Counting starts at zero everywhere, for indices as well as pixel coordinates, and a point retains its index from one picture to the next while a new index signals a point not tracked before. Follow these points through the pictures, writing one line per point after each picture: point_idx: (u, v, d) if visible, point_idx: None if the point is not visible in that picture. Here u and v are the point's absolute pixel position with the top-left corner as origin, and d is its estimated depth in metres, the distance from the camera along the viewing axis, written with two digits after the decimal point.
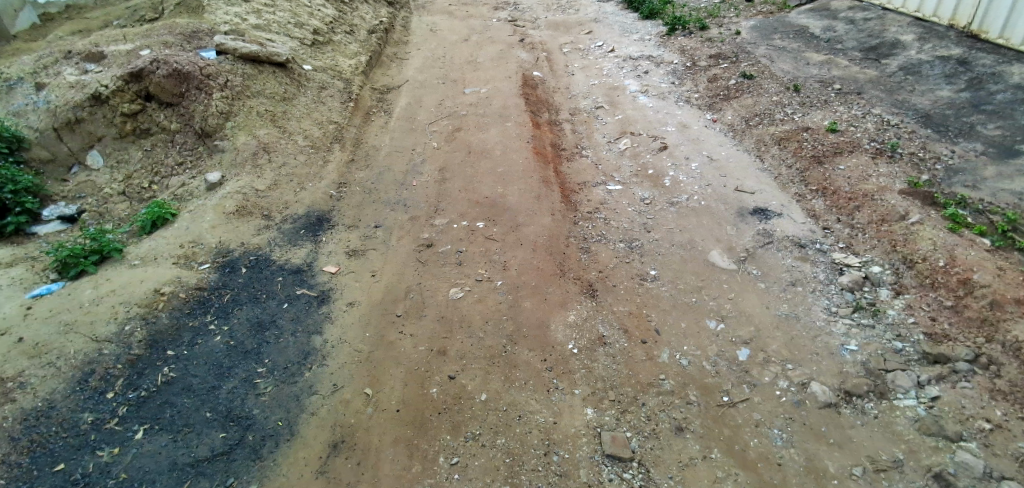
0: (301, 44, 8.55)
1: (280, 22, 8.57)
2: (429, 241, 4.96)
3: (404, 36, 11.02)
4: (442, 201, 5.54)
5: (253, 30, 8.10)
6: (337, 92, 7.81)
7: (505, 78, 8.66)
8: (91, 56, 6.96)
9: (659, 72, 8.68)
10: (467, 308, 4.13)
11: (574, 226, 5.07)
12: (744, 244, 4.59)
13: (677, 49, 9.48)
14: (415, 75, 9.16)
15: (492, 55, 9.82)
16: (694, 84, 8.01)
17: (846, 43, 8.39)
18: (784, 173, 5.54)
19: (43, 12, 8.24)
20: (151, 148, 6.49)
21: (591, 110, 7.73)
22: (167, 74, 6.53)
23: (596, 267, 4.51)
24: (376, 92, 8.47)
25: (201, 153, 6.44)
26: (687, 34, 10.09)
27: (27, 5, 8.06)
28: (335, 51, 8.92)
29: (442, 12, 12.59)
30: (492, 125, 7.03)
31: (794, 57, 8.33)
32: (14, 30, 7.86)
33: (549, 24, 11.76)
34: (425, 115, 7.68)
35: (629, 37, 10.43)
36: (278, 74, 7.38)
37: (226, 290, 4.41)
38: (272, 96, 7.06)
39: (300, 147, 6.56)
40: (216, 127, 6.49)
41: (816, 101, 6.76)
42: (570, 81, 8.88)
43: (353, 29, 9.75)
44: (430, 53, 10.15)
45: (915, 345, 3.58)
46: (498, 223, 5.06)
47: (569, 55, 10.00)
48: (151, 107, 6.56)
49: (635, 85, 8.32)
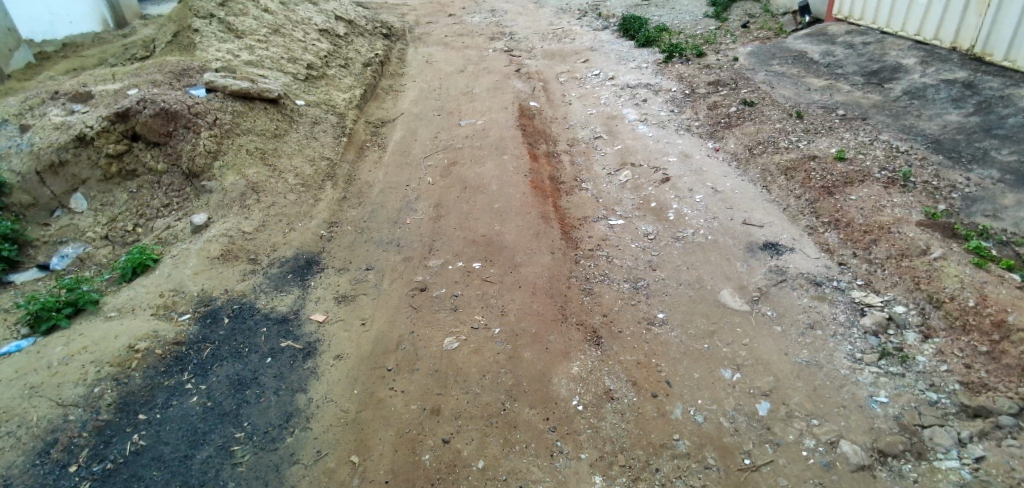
0: (295, 79, 8.41)
1: (273, 58, 8.46)
2: (423, 284, 4.71)
3: (399, 68, 10.97)
4: (437, 240, 5.31)
5: (245, 66, 7.98)
6: (330, 127, 7.64)
7: (501, 109, 8.52)
8: (78, 96, 6.78)
9: (657, 100, 8.56)
10: (463, 360, 3.85)
11: (575, 265, 4.82)
12: (756, 283, 4.36)
13: (675, 76, 9.38)
14: (410, 108, 9.02)
15: (488, 86, 9.71)
16: (694, 112, 7.87)
17: (846, 67, 8.30)
18: (792, 204, 5.32)
19: (39, 51, 8.30)
20: (137, 190, 6.28)
21: (590, 140, 7.56)
22: (153, 114, 6.32)
23: (600, 310, 4.24)
24: (371, 125, 8.31)
25: (189, 194, 6.19)
26: (684, 60, 10.05)
27: (22, 45, 8.03)
28: (329, 86, 8.81)
29: (438, 44, 12.62)
30: (488, 159, 6.84)
31: (794, 82, 8.22)
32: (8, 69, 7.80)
33: (545, 53, 11.73)
34: (420, 148, 7.50)
35: (627, 65, 10.36)
36: (269, 112, 7.20)
37: (206, 344, 4.14)
38: (262, 134, 6.87)
39: (290, 185, 6.30)
40: (204, 167, 6.24)
41: (821, 128, 6.62)
42: (567, 110, 8.75)
43: (347, 63, 9.70)
44: (426, 85, 10.07)
45: (951, 397, 3.29)
46: (495, 264, 4.82)
47: (566, 85, 9.89)
48: (138, 147, 6.35)
49: (634, 113, 8.18)
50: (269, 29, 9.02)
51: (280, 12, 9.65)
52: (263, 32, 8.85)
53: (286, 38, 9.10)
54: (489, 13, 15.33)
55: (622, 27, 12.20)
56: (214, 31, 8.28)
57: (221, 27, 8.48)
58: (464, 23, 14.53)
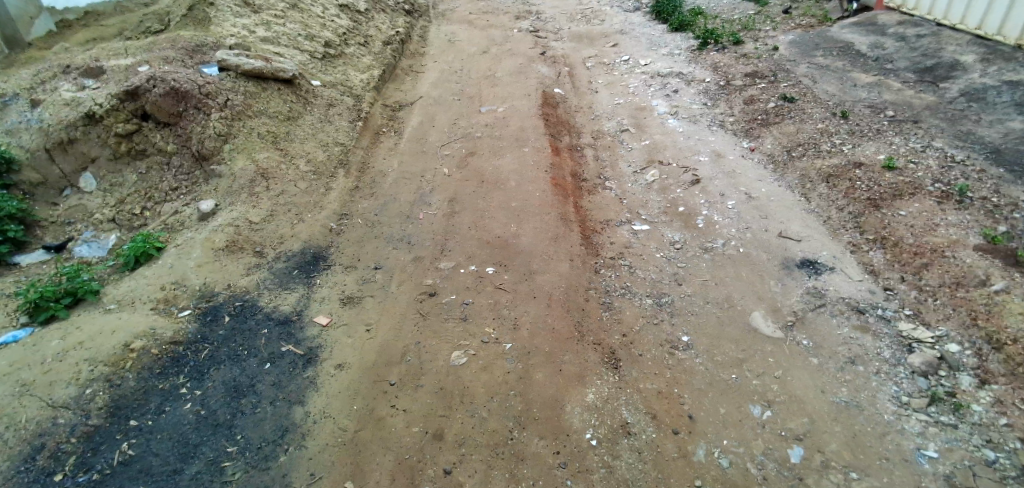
0: (312, 58, 8.13)
1: (290, 35, 8.17)
2: (432, 288, 4.45)
3: (421, 47, 10.62)
4: (450, 239, 5.04)
5: (260, 43, 7.71)
6: (346, 110, 7.36)
7: (523, 95, 8.16)
8: (88, 71, 6.57)
9: (690, 91, 8.11)
10: (470, 378, 3.62)
11: (595, 275, 4.53)
12: (791, 306, 4.08)
13: (709, 65, 8.88)
14: (429, 91, 8.70)
15: (511, 69, 9.32)
16: (729, 106, 7.42)
17: (897, 63, 7.79)
18: (834, 216, 4.96)
19: (61, 18, 7.91)
20: (145, 171, 6.07)
21: (616, 133, 7.19)
22: (164, 93, 6.08)
23: (620, 330, 3.96)
24: (388, 109, 8.02)
25: (198, 178, 5.98)
26: (720, 48, 9.52)
27: (43, 12, 7.73)
28: (346, 65, 8.51)
29: (462, 22, 12.20)
30: (508, 151, 6.53)
31: (839, 77, 7.72)
32: (30, 37, 7.60)
33: (573, 34, 11.25)
34: (437, 136, 7.20)
35: (658, 51, 9.86)
36: (282, 92, 6.93)
37: (204, 345, 3.94)
38: (275, 116, 6.61)
39: (301, 172, 6.05)
40: (213, 150, 6.00)
41: (867, 130, 6.20)
42: (593, 99, 8.36)
43: (367, 41, 9.38)
44: (447, 66, 9.71)
45: (1012, 457, 2.97)
46: (509, 270, 4.55)
47: (593, 70, 9.46)
48: (148, 126, 6.14)
49: (663, 105, 7.76)
50: (287, 4, 8.71)
51: None
52: (281, 7, 8.55)
53: (305, 14, 8.79)
54: None
55: (655, 9, 11.64)
56: (230, 5, 8.00)
57: (238, 0, 8.18)
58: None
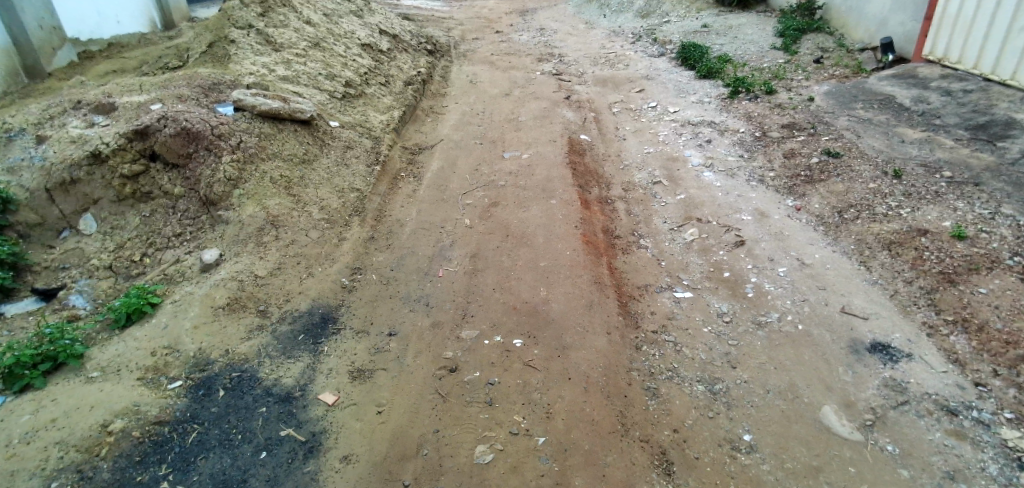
0: (331, 97, 7.84)
1: (310, 73, 7.91)
2: (453, 362, 3.97)
3: (442, 87, 10.38)
4: (472, 303, 4.58)
5: (279, 82, 7.42)
6: (363, 154, 7.02)
7: (548, 142, 7.81)
8: (100, 107, 6.26)
9: (724, 141, 7.73)
10: (498, 481, 3.18)
11: (636, 352, 4.04)
12: (867, 401, 3.62)
13: (742, 114, 8.52)
14: (451, 134, 8.37)
15: (535, 113, 9.01)
16: (767, 160, 7.00)
17: (945, 118, 7.38)
18: (901, 290, 4.48)
19: (84, 49, 7.87)
20: (149, 214, 5.61)
21: (647, 185, 6.75)
22: (174, 133, 5.68)
23: (670, 423, 3.52)
24: (407, 152, 7.68)
25: (204, 223, 5.52)
26: (752, 97, 9.18)
27: (67, 43, 7.61)
28: (366, 105, 8.23)
29: (484, 63, 12.03)
30: (534, 202, 6.11)
31: (884, 132, 7.32)
32: (50, 69, 7.37)
33: (597, 78, 10.99)
34: (458, 183, 6.82)
35: (687, 98, 9.52)
36: (298, 133, 6.57)
37: (193, 425, 3.47)
38: (289, 159, 6.20)
39: (314, 220, 5.61)
40: (222, 195, 5.55)
41: (925, 193, 5.72)
42: (621, 146, 7.98)
43: (388, 81, 9.16)
44: (469, 108, 9.44)
45: None
46: (539, 342, 4.08)
47: (619, 116, 9.13)
48: (156, 168, 5.73)
49: (697, 156, 7.35)
50: (309, 42, 8.50)
51: (323, 25, 9.15)
52: (302, 46, 8.33)
53: (326, 53, 8.59)
54: (537, 32, 14.74)
55: (681, 55, 11.40)
56: (251, 43, 7.78)
57: (259, 38, 7.97)
58: (511, 41, 13.96)
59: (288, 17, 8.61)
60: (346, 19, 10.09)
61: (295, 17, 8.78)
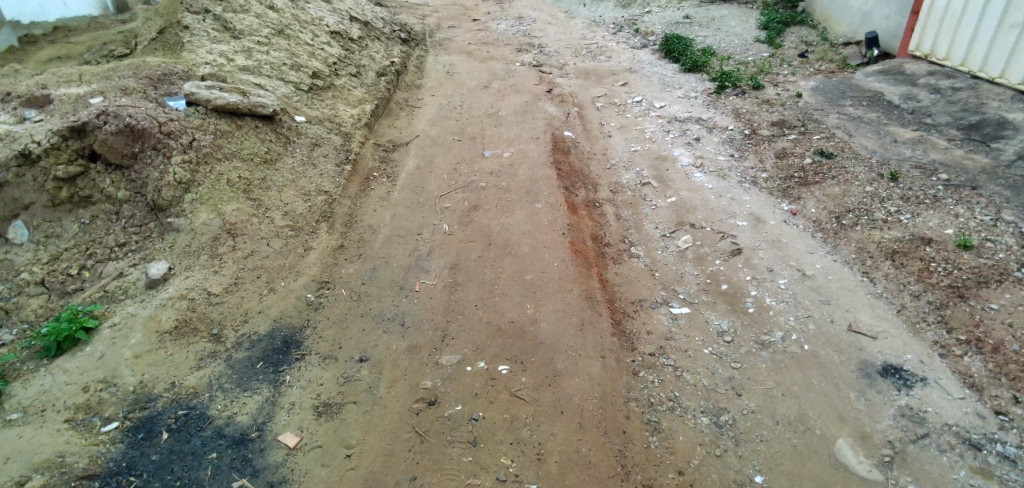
0: (297, 89, 7.29)
1: (273, 63, 7.34)
2: (432, 394, 3.59)
3: (417, 78, 9.88)
4: (452, 322, 4.17)
5: (239, 73, 6.84)
6: (331, 152, 6.51)
7: (530, 139, 7.41)
8: (33, 101, 5.65)
9: (713, 140, 7.43)
10: None
11: (633, 378, 3.71)
12: (883, 434, 3.34)
13: (730, 111, 8.25)
14: (427, 129, 7.90)
15: (516, 108, 8.58)
16: (759, 160, 6.73)
17: (936, 117, 7.19)
18: (908, 304, 4.17)
19: (26, 33, 7.02)
20: (89, 221, 5.09)
21: (635, 187, 6.41)
22: (116, 131, 5.14)
23: (673, 464, 3.23)
24: (380, 148, 7.19)
25: (152, 231, 5.02)
26: (739, 92, 8.91)
27: (7, 26, 6.82)
28: (335, 98, 7.69)
29: (461, 53, 11.53)
30: (516, 206, 5.72)
31: (875, 131, 7.10)
32: None
33: (579, 70, 10.59)
34: (435, 184, 6.37)
35: (672, 93, 9.21)
36: (260, 130, 6.04)
37: (131, 476, 3.12)
38: (249, 159, 5.67)
39: (277, 228, 5.12)
40: (172, 201, 5.03)
41: (923, 196, 5.47)
42: (606, 144, 7.62)
43: (359, 72, 8.63)
44: (446, 101, 8.96)
45: None
46: (528, 369, 3.71)
47: (603, 111, 8.77)
48: (96, 169, 5.20)
49: (686, 155, 7.02)
50: (272, 29, 7.90)
51: (287, 10, 8.53)
52: (265, 33, 7.73)
53: (292, 41, 8.00)
54: (515, 21, 14.26)
55: (665, 47, 11.08)
56: (207, 29, 7.16)
57: (217, 25, 7.35)
58: (489, 30, 13.46)
59: (249, 2, 7.97)
60: (313, 5, 9.47)
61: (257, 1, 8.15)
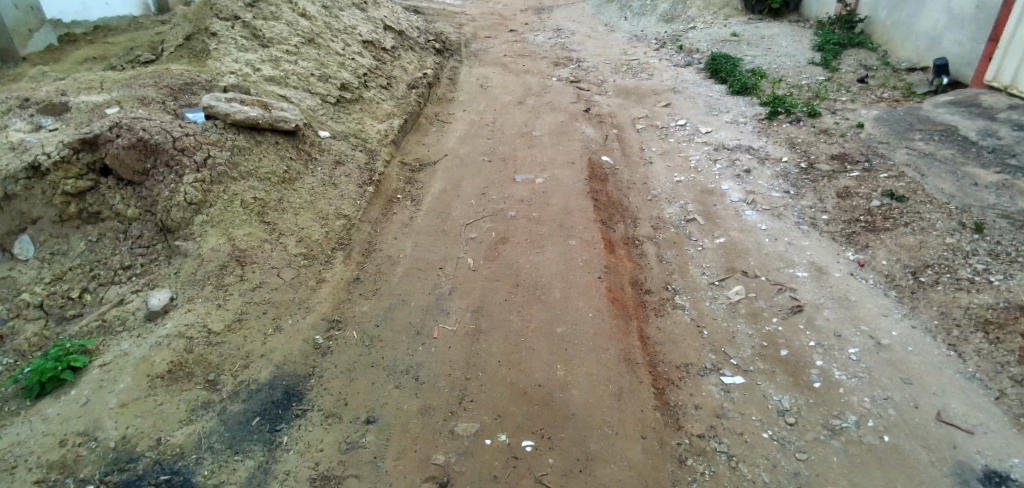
0: (323, 102, 6.95)
1: (301, 74, 7.01)
2: (445, 472, 3.15)
3: (449, 91, 9.49)
4: (471, 380, 3.71)
5: (265, 83, 6.52)
6: (354, 171, 6.12)
7: (566, 163, 6.92)
8: (51, 107, 5.31)
9: (766, 172, 6.81)
10: None
11: (679, 467, 3.21)
12: None
13: (784, 140, 7.61)
14: (456, 147, 7.47)
15: (551, 127, 8.10)
16: (818, 198, 6.11)
17: (1021, 158, 6.47)
18: (1009, 392, 3.61)
19: (66, 32, 6.85)
20: (97, 239, 4.67)
21: (680, 223, 5.85)
22: (128, 145, 4.75)
23: None
24: (407, 168, 6.78)
25: (159, 254, 4.63)
26: (793, 119, 8.25)
27: (45, 24, 6.62)
28: (363, 112, 7.33)
29: (496, 65, 11.12)
30: (548, 241, 5.24)
31: (950, 171, 6.41)
32: (26, 52, 6.38)
33: (618, 88, 10.07)
34: (462, 210, 5.93)
35: (719, 117, 8.60)
36: (279, 146, 5.67)
37: None
38: (267, 178, 5.30)
39: (289, 255, 4.72)
40: (181, 223, 4.66)
41: (1015, 253, 4.82)
42: (648, 172, 7.08)
43: (390, 84, 8.29)
44: (478, 117, 8.54)
45: None
46: (556, 449, 3.24)
47: (644, 134, 8.23)
48: (107, 184, 4.80)
49: (736, 190, 6.43)
50: (302, 38, 7.58)
51: (319, 18, 8.22)
52: (295, 42, 7.42)
53: (322, 50, 7.69)
54: (553, 33, 13.81)
55: (711, 67, 10.47)
56: (235, 37, 6.86)
57: (245, 32, 7.03)
58: (526, 41, 13.03)
59: (280, 9, 7.67)
60: (347, 12, 9.16)
61: (289, 8, 7.85)
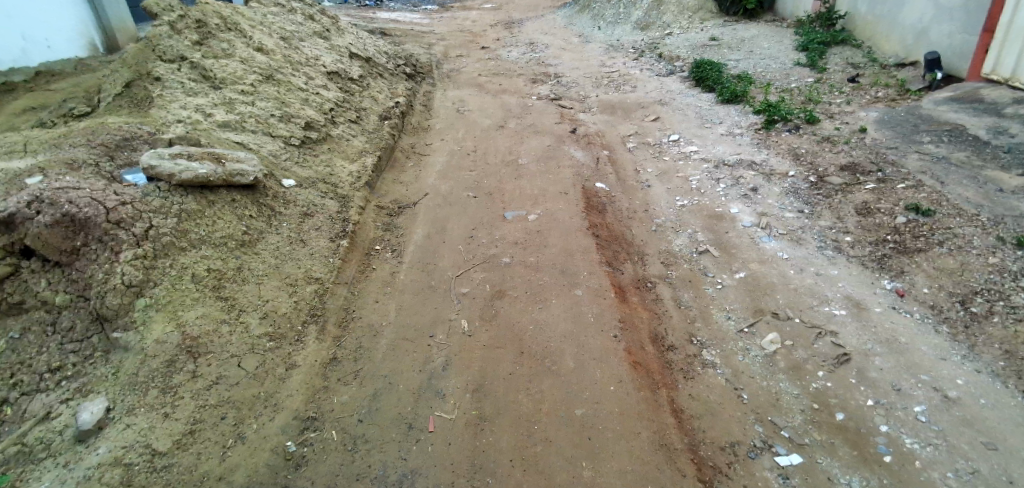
0: (287, 145, 6.27)
1: (259, 116, 6.33)
2: None
3: (425, 119, 8.87)
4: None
5: (218, 130, 5.83)
6: (324, 223, 5.46)
7: (558, 194, 6.33)
8: None
9: (774, 190, 6.32)
10: None
11: None
12: None
13: (786, 152, 7.14)
14: (437, 184, 6.83)
15: (537, 153, 7.51)
16: (837, 217, 5.65)
17: None
18: None
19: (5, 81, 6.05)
20: (19, 335, 3.88)
21: (692, 256, 5.30)
22: (52, 222, 4.05)
23: None
24: (384, 211, 6.12)
25: (94, 350, 3.90)
26: (791, 127, 7.80)
27: None
28: (331, 151, 6.67)
29: (471, 86, 10.54)
30: (550, 292, 4.62)
31: (971, 176, 5.95)
32: None
33: (601, 103, 9.54)
34: (449, 259, 5.29)
35: (713, 129, 8.12)
36: (236, 203, 4.97)
37: None
38: (223, 243, 4.61)
39: (251, 338, 4.06)
40: (118, 309, 3.92)
41: None
42: (646, 196, 6.52)
43: (360, 117, 7.66)
44: (458, 146, 7.92)
45: None
46: None
47: (636, 153, 7.69)
48: (29, 267, 4.08)
49: (747, 213, 5.92)
50: (260, 74, 6.89)
51: (278, 51, 7.54)
52: (251, 79, 6.70)
53: (282, 87, 7.02)
54: (526, 47, 13.28)
55: (696, 75, 10.01)
56: (182, 79, 6.13)
57: (194, 73, 6.30)
58: (500, 58, 12.49)
59: (233, 45, 6.98)
60: (308, 42, 8.50)
61: (243, 43, 7.17)
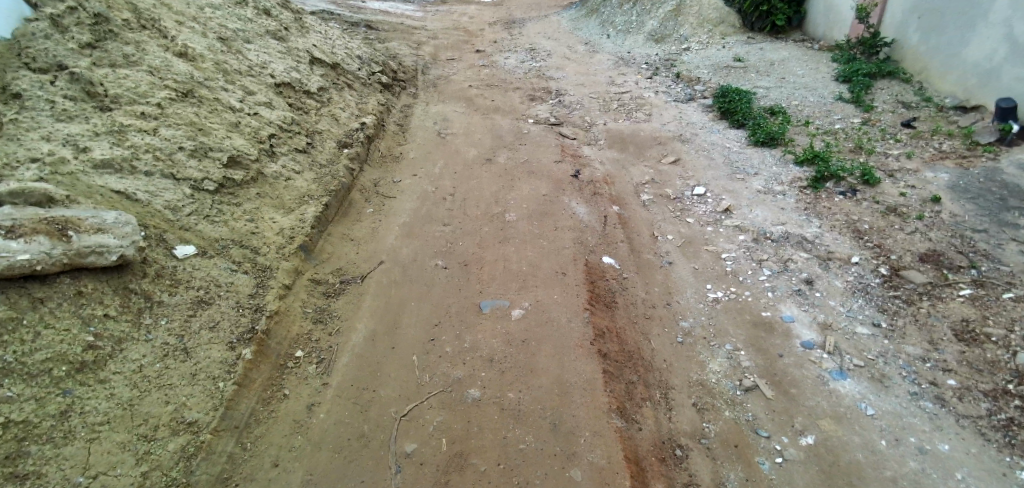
0: (196, 191, 4.66)
1: (161, 149, 4.70)
2: None
3: (397, 144, 7.29)
4: None
5: (92, 173, 4.19)
6: (225, 315, 3.85)
7: (554, 274, 4.80)
8: None
9: (835, 283, 4.79)
10: None
11: None
12: None
13: (844, 225, 5.63)
14: (398, 245, 5.25)
15: (530, 204, 5.97)
16: (930, 341, 4.10)
17: None
18: None
19: None
20: None
21: (736, 395, 3.84)
22: None
23: None
24: (320, 289, 4.57)
25: None
26: (845, 189, 6.28)
27: None
28: (260, 197, 5.06)
29: (458, 101, 8.94)
30: (535, 475, 3.23)
31: None
32: None
33: (610, 134, 8.01)
34: (397, 384, 3.79)
35: (746, 183, 6.60)
36: (84, 297, 3.37)
37: None
38: (45, 372, 3.05)
39: None
40: None
41: None
42: (668, 281, 5.00)
43: (309, 144, 6.04)
44: (432, 186, 6.35)
45: None
46: None
47: (653, 210, 6.15)
48: None
49: (805, 321, 4.40)
50: (174, 89, 5.22)
51: (208, 57, 5.89)
52: (160, 97, 5.04)
53: (204, 105, 5.36)
54: (526, 54, 11.68)
55: (721, 105, 8.45)
56: (53, 96, 4.42)
57: (75, 88, 4.58)
58: (494, 66, 10.89)
59: (142, 49, 5.31)
60: (254, 44, 6.83)
61: (159, 46, 5.50)
